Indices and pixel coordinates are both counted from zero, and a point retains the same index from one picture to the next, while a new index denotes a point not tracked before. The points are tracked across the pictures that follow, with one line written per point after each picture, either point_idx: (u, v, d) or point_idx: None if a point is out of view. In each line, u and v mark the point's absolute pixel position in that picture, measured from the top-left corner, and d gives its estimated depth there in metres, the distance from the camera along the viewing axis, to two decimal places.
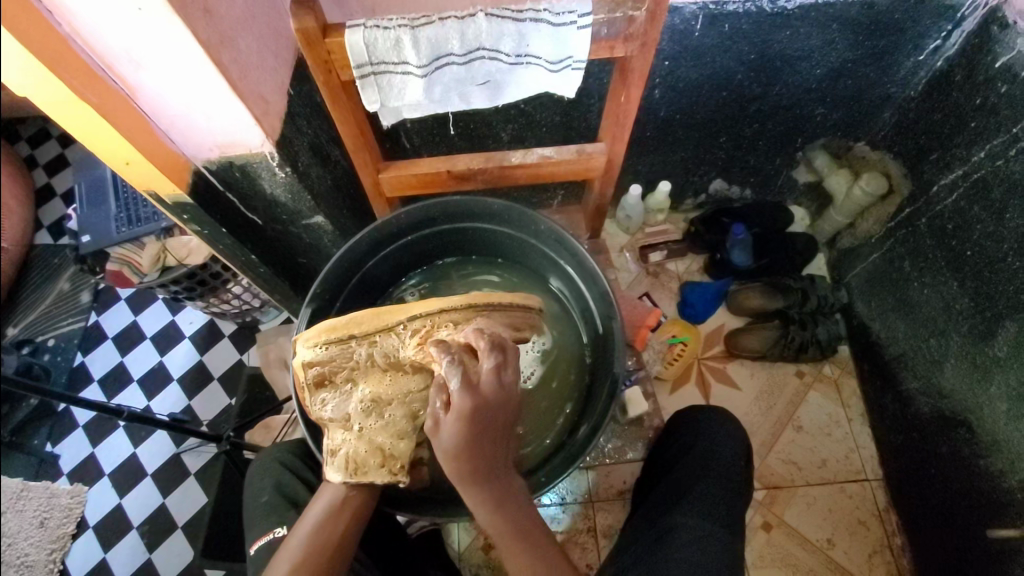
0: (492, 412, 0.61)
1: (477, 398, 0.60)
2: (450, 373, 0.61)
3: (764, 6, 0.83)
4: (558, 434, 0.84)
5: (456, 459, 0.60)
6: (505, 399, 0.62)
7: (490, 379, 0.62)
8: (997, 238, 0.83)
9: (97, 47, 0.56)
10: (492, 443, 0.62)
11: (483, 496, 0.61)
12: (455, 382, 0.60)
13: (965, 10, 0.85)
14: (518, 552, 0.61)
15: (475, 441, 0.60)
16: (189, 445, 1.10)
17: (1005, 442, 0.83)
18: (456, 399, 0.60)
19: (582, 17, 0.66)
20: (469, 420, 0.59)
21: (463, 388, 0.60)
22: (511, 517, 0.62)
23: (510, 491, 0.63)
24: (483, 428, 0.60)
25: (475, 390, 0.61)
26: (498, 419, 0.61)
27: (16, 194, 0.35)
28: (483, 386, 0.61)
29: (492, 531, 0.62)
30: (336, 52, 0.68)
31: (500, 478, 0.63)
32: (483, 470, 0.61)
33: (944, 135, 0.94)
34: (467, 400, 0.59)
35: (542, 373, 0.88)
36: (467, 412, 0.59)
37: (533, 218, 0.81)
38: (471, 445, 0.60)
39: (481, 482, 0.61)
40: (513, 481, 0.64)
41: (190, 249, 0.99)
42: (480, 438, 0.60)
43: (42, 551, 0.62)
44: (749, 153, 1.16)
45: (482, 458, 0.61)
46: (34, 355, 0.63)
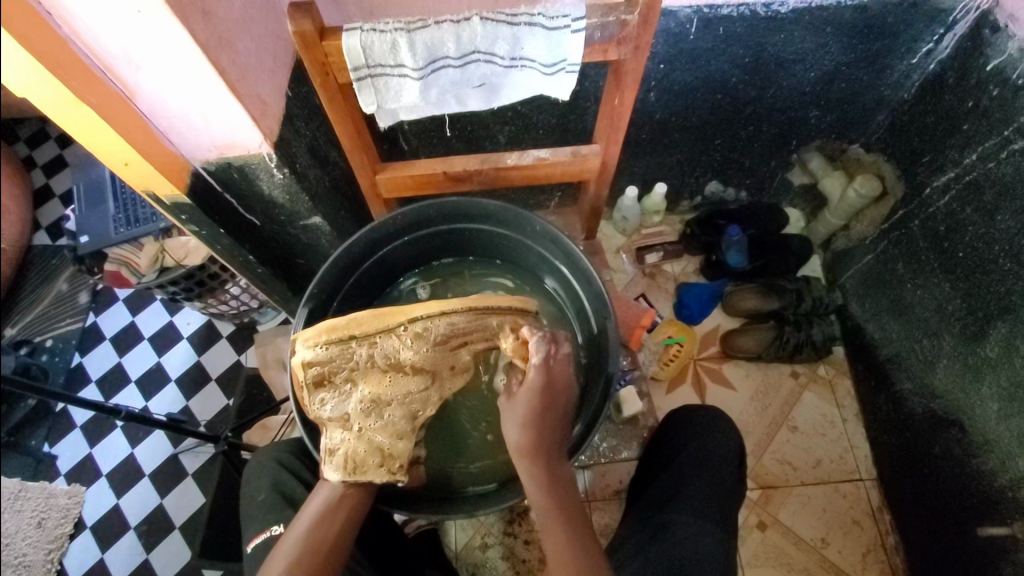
0: (556, 394, 0.69)
1: (549, 377, 0.68)
2: (536, 348, 0.69)
3: (757, 10, 0.84)
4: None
5: (523, 429, 0.67)
6: (568, 386, 0.70)
7: (563, 361, 0.70)
8: (988, 239, 0.84)
9: (97, 49, 0.57)
10: (553, 425, 0.68)
11: (536, 471, 0.66)
12: (537, 356, 0.68)
13: (958, 13, 0.86)
14: (555, 531, 0.62)
15: (540, 415, 0.68)
16: (186, 445, 1.10)
17: (996, 441, 0.84)
18: (533, 372, 0.68)
19: (575, 21, 0.67)
20: (539, 395, 0.68)
21: (542, 364, 0.68)
22: (556, 499, 0.65)
23: (560, 476, 0.67)
24: (545, 406, 0.68)
25: (549, 368, 0.69)
26: (561, 399, 0.69)
27: (12, 196, 0.36)
28: (557, 368, 0.70)
29: (539, 509, 0.65)
30: (333, 55, 0.68)
31: (555, 460, 0.68)
32: (542, 445, 0.67)
33: (937, 137, 0.95)
34: (537, 374, 0.68)
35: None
36: (539, 385, 0.68)
37: (529, 219, 0.82)
38: (536, 417, 0.67)
39: (535, 457, 0.67)
40: (563, 468, 0.68)
41: (188, 250, 1.01)
42: (545, 415, 0.68)
43: (39, 551, 0.62)
44: (743, 155, 1.17)
45: (544, 435, 0.67)
46: (31, 354, 0.62)
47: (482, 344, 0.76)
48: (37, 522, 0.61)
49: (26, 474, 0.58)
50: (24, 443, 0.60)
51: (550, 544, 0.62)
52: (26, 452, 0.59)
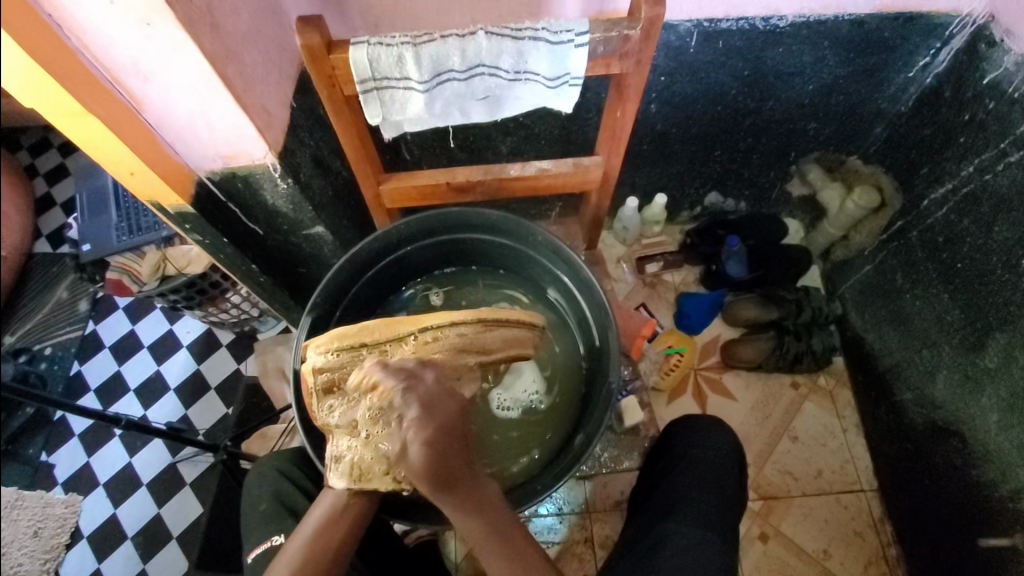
0: (452, 427, 0.62)
1: (434, 416, 0.62)
2: (405, 400, 0.62)
3: (757, 24, 0.85)
4: (545, 447, 0.85)
5: (426, 466, 0.60)
6: (459, 413, 0.64)
7: (438, 394, 0.64)
8: (986, 250, 0.85)
9: (105, 60, 0.57)
10: (456, 453, 0.62)
11: (451, 501, 0.61)
12: (412, 408, 0.61)
13: (954, 27, 0.87)
14: (493, 548, 0.61)
15: (441, 449, 0.60)
16: (186, 454, 1.15)
17: (996, 452, 0.84)
18: (414, 422, 0.61)
19: (579, 35, 0.68)
20: (432, 445, 0.60)
21: (422, 411, 0.61)
22: (488, 515, 0.62)
23: (483, 494, 0.63)
24: (445, 446, 0.61)
25: (430, 412, 0.62)
26: (456, 428, 0.62)
27: (14, 201, 0.36)
28: (436, 404, 0.62)
29: (467, 534, 0.62)
30: (340, 68, 0.69)
31: (473, 482, 0.62)
32: (452, 476, 0.61)
33: (933, 150, 0.96)
34: (428, 423, 0.61)
35: (523, 406, 0.88)
36: (430, 430, 0.60)
37: (530, 228, 0.82)
38: (439, 454, 0.60)
39: (452, 489, 0.61)
40: (486, 482, 0.64)
41: (190, 259, 1.03)
42: (449, 446, 0.61)
43: (36, 561, 0.57)
44: (743, 167, 1.18)
45: (454, 464, 0.61)
46: (36, 360, 0.57)
47: (496, 356, 0.75)
48: (32, 531, 0.57)
49: (26, 481, 0.54)
50: (26, 450, 0.55)
51: (491, 565, 0.61)
52: (27, 460, 0.54)
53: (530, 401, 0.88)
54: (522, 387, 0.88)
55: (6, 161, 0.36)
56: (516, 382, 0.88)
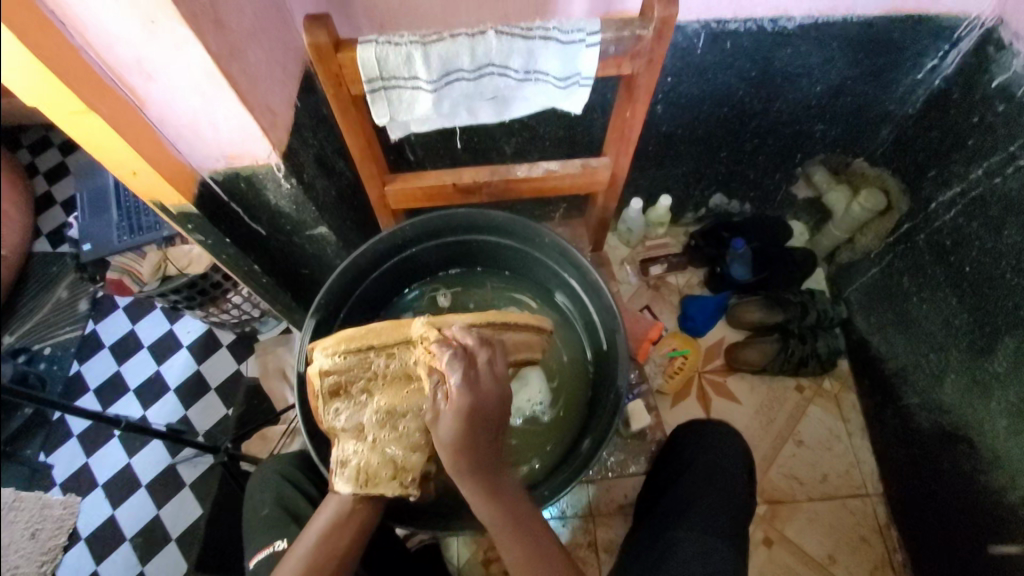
0: (489, 411, 0.61)
1: (478, 395, 0.61)
2: (451, 368, 0.62)
3: (765, 25, 0.85)
4: (546, 458, 0.84)
5: (453, 441, 0.60)
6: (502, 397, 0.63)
7: (486, 375, 0.63)
8: (995, 254, 0.84)
9: (108, 57, 0.57)
10: (488, 437, 0.61)
11: (474, 487, 0.61)
12: (454, 377, 0.61)
13: (962, 30, 0.86)
14: (513, 540, 0.61)
15: (474, 429, 0.60)
16: (185, 456, 1.10)
17: (1005, 457, 0.83)
18: (457, 393, 0.60)
19: (589, 35, 0.67)
20: (467, 422, 0.59)
21: (465, 384, 0.61)
22: (507, 506, 0.61)
23: (503, 484, 0.62)
24: (479, 426, 0.60)
25: (475, 390, 0.61)
26: (495, 412, 0.61)
27: (15, 202, 0.35)
28: (480, 380, 0.62)
29: (487, 523, 0.61)
30: (347, 67, 0.68)
31: (497, 475, 0.62)
32: (477, 461, 0.61)
33: (942, 152, 0.95)
34: (467, 400, 0.60)
35: (526, 414, 0.87)
36: (465, 407, 0.59)
37: (537, 230, 0.81)
38: (471, 435, 0.60)
39: (477, 474, 0.61)
40: (507, 477, 0.64)
41: (191, 259, 0.99)
42: (480, 428, 0.60)
43: (33, 563, 0.55)
44: (749, 168, 1.17)
45: (482, 450, 0.61)
46: (35, 361, 0.54)
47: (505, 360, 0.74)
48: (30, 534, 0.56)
49: (24, 482, 0.52)
50: (25, 451, 0.54)
51: (508, 557, 0.61)
52: (26, 461, 0.53)
53: (534, 411, 0.88)
54: (526, 395, 0.88)
55: (7, 161, 0.35)
56: (521, 390, 0.89)
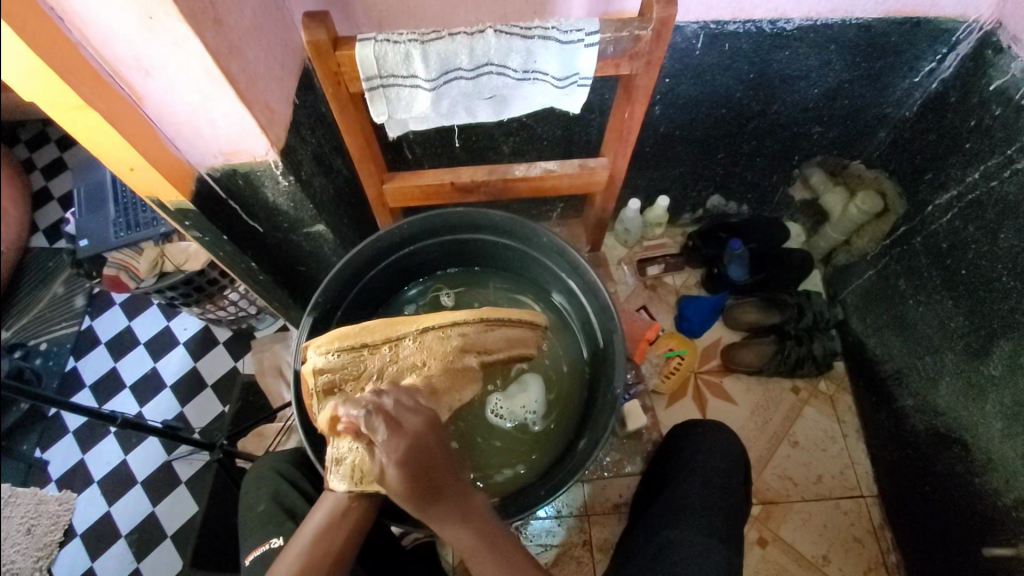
0: (427, 444, 0.59)
1: (409, 434, 0.58)
2: (372, 427, 0.58)
3: (764, 27, 0.85)
4: (532, 465, 0.84)
5: (407, 478, 0.57)
6: (431, 425, 0.61)
7: (404, 413, 0.60)
8: (991, 257, 0.84)
9: (106, 53, 0.56)
10: (440, 465, 0.60)
11: (443, 513, 0.59)
12: (380, 433, 0.58)
13: (960, 33, 0.87)
14: (484, 558, 0.60)
15: (423, 464, 0.58)
16: (181, 453, 1.14)
17: (999, 460, 0.84)
18: (385, 445, 0.57)
19: (588, 35, 0.67)
20: (408, 463, 0.57)
21: (390, 431, 0.58)
22: (482, 528, 0.61)
23: (470, 504, 0.61)
24: (424, 462, 0.58)
25: (404, 431, 0.58)
26: (431, 444, 0.60)
27: (12, 195, 0.35)
28: (404, 422, 0.59)
29: (458, 544, 0.60)
30: (346, 65, 0.68)
31: (459, 495, 0.61)
32: (437, 489, 0.59)
33: (939, 156, 0.95)
34: (402, 442, 0.57)
35: (517, 420, 0.85)
36: (404, 449, 0.57)
37: (535, 230, 0.81)
38: (420, 469, 0.58)
39: (439, 500, 0.59)
40: (472, 494, 0.62)
41: (188, 255, 1.03)
42: (428, 463, 0.58)
43: (28, 559, 0.55)
44: (746, 169, 1.18)
45: (441, 477, 0.59)
46: (31, 356, 0.54)
47: (498, 355, 0.76)
48: (26, 530, 0.56)
49: (20, 477, 0.52)
50: (20, 446, 0.53)
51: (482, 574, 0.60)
52: (22, 456, 0.53)
53: (525, 418, 0.85)
54: (522, 401, 0.85)
55: (4, 155, 0.36)
56: (513, 397, 0.85)
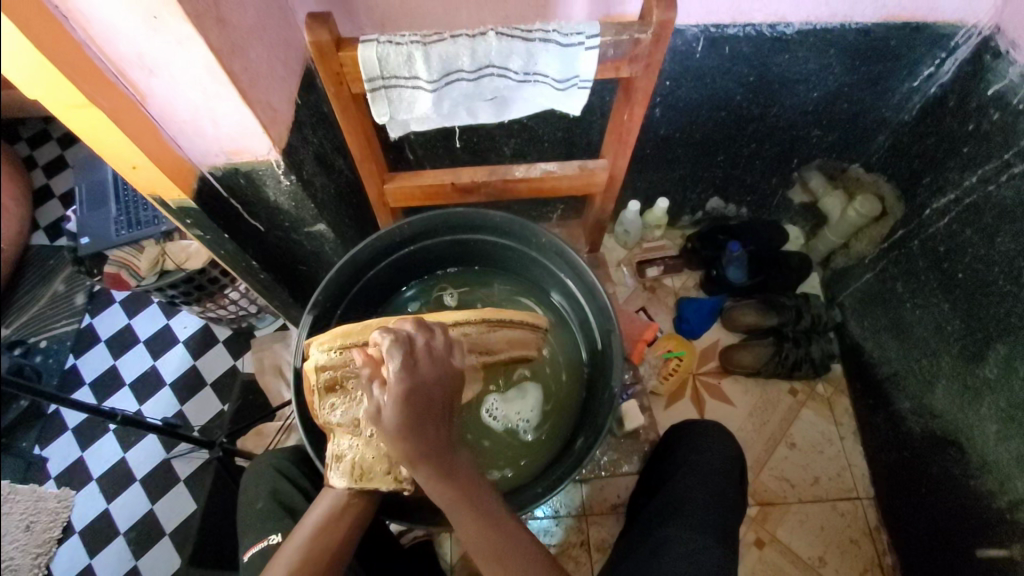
0: (431, 393, 0.59)
1: (418, 377, 0.58)
2: (390, 354, 0.58)
3: (764, 30, 0.86)
4: (520, 470, 0.84)
5: (401, 424, 0.57)
6: (441, 378, 0.60)
7: (425, 353, 0.60)
8: (988, 261, 0.85)
9: (110, 52, 0.57)
10: (435, 419, 0.59)
11: (428, 469, 0.59)
12: (392, 363, 0.58)
13: (959, 38, 0.87)
14: (466, 518, 0.60)
15: (421, 413, 0.58)
16: (181, 450, 1.13)
17: (994, 462, 0.84)
18: (394, 382, 0.57)
19: (589, 38, 0.67)
20: (407, 407, 0.57)
21: (405, 367, 0.58)
22: (461, 486, 0.60)
23: (457, 464, 0.61)
24: (422, 410, 0.58)
25: (413, 373, 0.58)
26: (435, 393, 0.59)
27: (13, 192, 0.36)
28: (421, 364, 0.59)
29: (438, 500, 0.60)
30: (348, 66, 0.68)
31: (449, 454, 0.60)
32: (427, 444, 0.58)
33: (936, 160, 0.96)
34: (406, 383, 0.57)
35: (509, 424, 0.86)
36: (405, 393, 0.57)
37: (536, 231, 0.82)
38: (416, 418, 0.58)
39: (427, 455, 0.59)
40: (462, 454, 0.62)
41: (189, 254, 1.01)
42: (425, 413, 0.58)
43: (27, 555, 0.55)
44: (746, 172, 1.18)
45: (432, 431, 0.59)
46: (30, 353, 0.54)
47: (499, 355, 0.77)
48: (27, 526, 0.56)
49: (19, 473, 0.52)
50: (20, 443, 0.53)
51: (461, 532, 0.61)
52: (21, 453, 0.53)
53: (518, 425, 0.86)
54: (517, 408, 0.86)
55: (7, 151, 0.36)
56: (511, 403, 0.87)
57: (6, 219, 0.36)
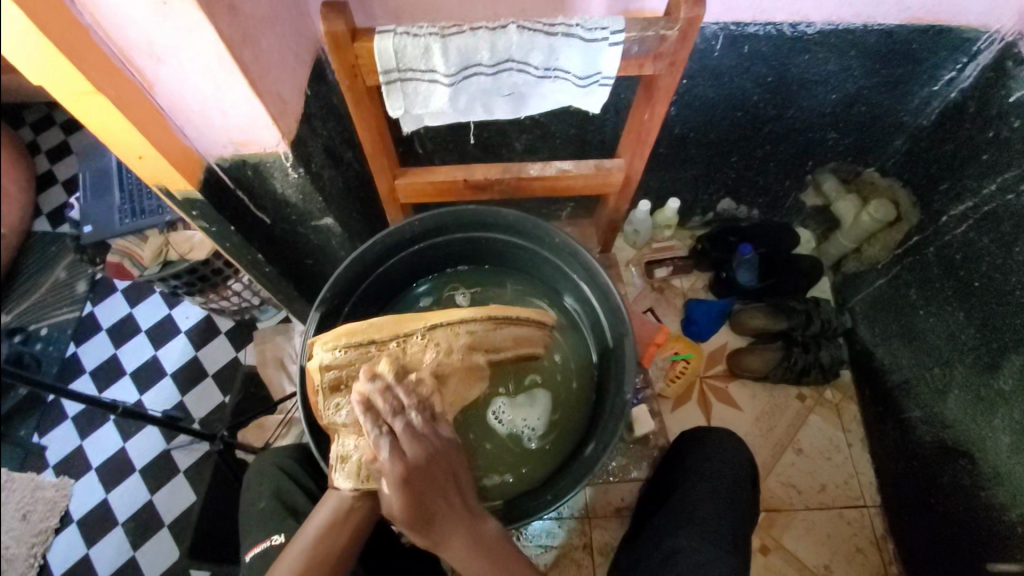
0: (433, 471, 0.57)
1: (412, 460, 0.57)
2: (380, 443, 0.57)
3: (784, 30, 0.84)
4: (523, 477, 0.82)
5: (412, 511, 0.55)
6: (439, 453, 0.59)
7: (413, 432, 0.59)
8: (1005, 271, 0.83)
9: (118, 39, 0.55)
10: (446, 495, 0.57)
11: (456, 548, 0.56)
12: (384, 452, 0.57)
13: (981, 43, 0.85)
14: None
15: (428, 496, 0.56)
16: (180, 442, 1.08)
17: (1006, 474, 0.83)
18: (390, 470, 0.56)
19: (613, 34, 0.66)
20: (412, 492, 0.55)
21: (393, 451, 0.56)
22: (498, 561, 0.58)
23: (487, 534, 0.58)
24: (429, 490, 0.56)
25: (405, 454, 0.57)
26: (437, 470, 0.58)
27: (13, 177, 0.34)
28: (411, 445, 0.58)
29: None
30: (363, 57, 0.67)
31: (473, 527, 0.58)
32: (446, 523, 0.56)
33: (955, 166, 0.94)
34: (403, 466, 0.56)
35: (514, 429, 0.84)
36: (404, 479, 0.55)
37: (547, 230, 0.80)
38: (423, 503, 0.56)
39: (450, 535, 0.56)
40: (489, 521, 0.60)
41: (193, 245, 1.00)
42: (433, 494, 0.56)
43: (24, 548, 0.54)
44: (759, 174, 1.16)
45: (446, 510, 0.57)
46: (31, 341, 0.53)
47: (506, 354, 0.75)
48: (24, 517, 0.55)
49: (17, 464, 0.51)
50: (19, 433, 0.52)
51: None
52: (20, 442, 0.51)
53: (523, 431, 0.84)
54: (524, 415, 0.84)
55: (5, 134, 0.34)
56: (519, 409, 0.84)
57: (6, 203, 0.34)
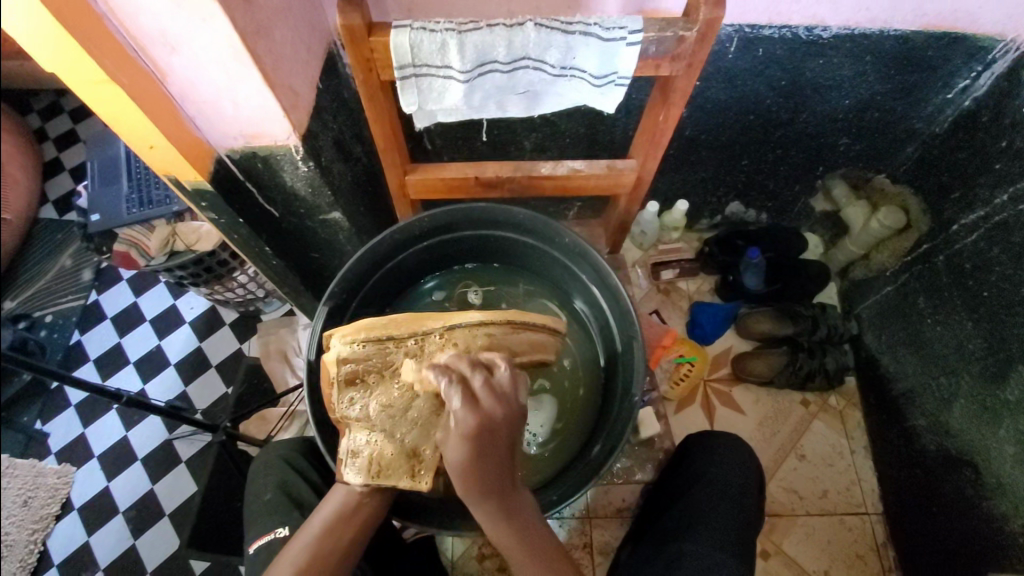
0: (496, 431, 0.58)
1: (482, 414, 0.58)
2: (450, 393, 0.59)
3: (800, 34, 0.83)
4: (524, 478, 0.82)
5: (465, 462, 0.57)
6: (509, 415, 0.59)
7: (493, 387, 0.60)
8: (1015, 281, 0.83)
9: (132, 28, 0.55)
10: (497, 461, 0.58)
11: (489, 509, 0.58)
12: (455, 401, 0.58)
13: (997, 52, 0.85)
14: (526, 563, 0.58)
15: (484, 454, 0.58)
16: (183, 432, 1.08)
17: (1010, 485, 0.83)
18: (459, 418, 0.57)
19: (631, 34, 0.65)
20: (472, 443, 0.57)
21: (466, 403, 0.58)
22: (520, 531, 0.59)
23: (517, 505, 0.60)
24: (486, 447, 0.58)
25: (478, 407, 0.58)
26: (501, 433, 0.59)
27: (21, 163, 0.34)
28: (485, 400, 0.59)
29: (499, 543, 0.59)
30: (379, 51, 0.67)
31: (509, 498, 0.59)
32: (489, 485, 0.58)
33: (967, 175, 0.93)
34: (472, 418, 0.57)
35: None
36: (471, 430, 0.57)
37: (558, 230, 0.80)
38: (476, 458, 0.57)
39: (488, 496, 0.58)
40: (522, 495, 0.61)
41: (200, 236, 1.00)
42: (488, 454, 0.58)
43: (23, 534, 0.54)
44: (769, 178, 1.16)
45: (492, 473, 0.58)
46: (35, 328, 0.52)
47: (521, 359, 0.73)
48: (24, 503, 0.54)
49: (19, 449, 0.50)
50: (21, 419, 0.52)
51: None
52: (23, 429, 0.51)
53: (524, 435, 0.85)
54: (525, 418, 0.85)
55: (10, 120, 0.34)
56: None
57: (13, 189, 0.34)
